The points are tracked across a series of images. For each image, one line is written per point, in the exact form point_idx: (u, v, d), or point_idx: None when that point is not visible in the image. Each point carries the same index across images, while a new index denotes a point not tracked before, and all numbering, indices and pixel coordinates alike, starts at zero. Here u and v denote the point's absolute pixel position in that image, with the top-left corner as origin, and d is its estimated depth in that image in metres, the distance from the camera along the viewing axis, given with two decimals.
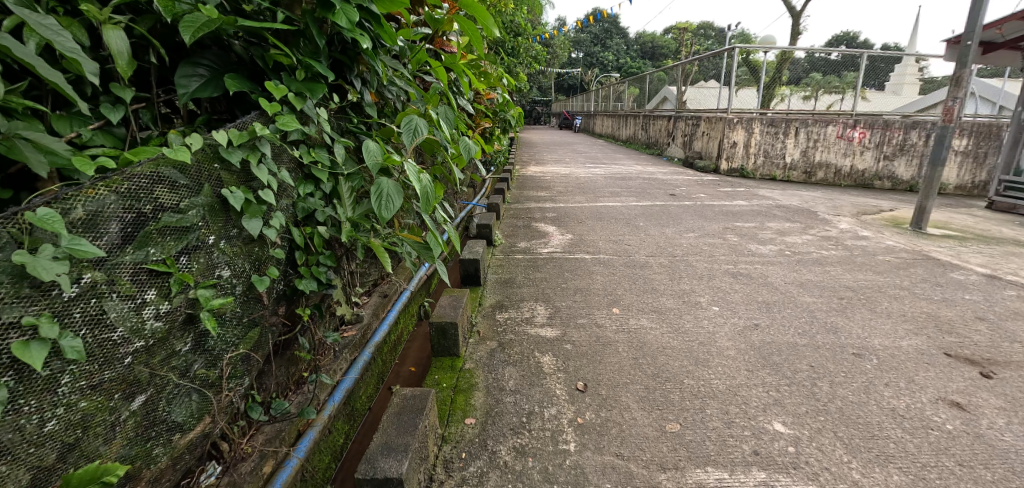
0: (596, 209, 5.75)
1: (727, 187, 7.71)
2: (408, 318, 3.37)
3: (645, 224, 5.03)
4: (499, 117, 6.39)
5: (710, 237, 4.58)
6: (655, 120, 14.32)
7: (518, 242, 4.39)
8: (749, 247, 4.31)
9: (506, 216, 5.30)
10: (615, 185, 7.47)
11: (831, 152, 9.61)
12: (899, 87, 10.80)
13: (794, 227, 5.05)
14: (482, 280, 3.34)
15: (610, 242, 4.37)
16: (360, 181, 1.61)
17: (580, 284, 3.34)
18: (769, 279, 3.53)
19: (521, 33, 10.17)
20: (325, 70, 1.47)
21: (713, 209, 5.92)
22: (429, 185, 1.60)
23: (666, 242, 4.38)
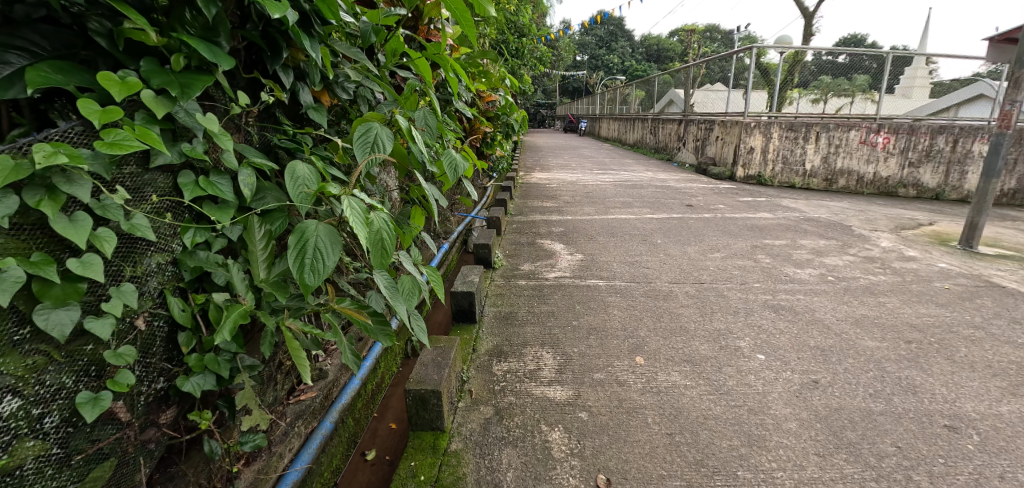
0: (607, 223, 5.20)
1: (747, 197, 7.14)
2: (390, 360, 2.85)
3: (663, 241, 4.49)
4: (502, 121, 5.88)
5: (739, 259, 4.04)
6: (664, 124, 13.76)
7: (521, 264, 3.85)
8: (785, 271, 3.77)
9: (507, 231, 4.77)
10: (626, 194, 6.92)
11: (854, 158, 9.05)
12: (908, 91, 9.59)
13: (831, 246, 4.49)
14: (478, 316, 2.82)
15: (626, 264, 3.83)
16: (284, 223, 1.12)
17: (594, 321, 2.81)
18: (817, 315, 2.98)
19: (525, 34, 9.67)
20: (216, 55, 0.97)
21: (737, 223, 5.36)
22: (387, 228, 1.09)
23: (690, 265, 3.84)
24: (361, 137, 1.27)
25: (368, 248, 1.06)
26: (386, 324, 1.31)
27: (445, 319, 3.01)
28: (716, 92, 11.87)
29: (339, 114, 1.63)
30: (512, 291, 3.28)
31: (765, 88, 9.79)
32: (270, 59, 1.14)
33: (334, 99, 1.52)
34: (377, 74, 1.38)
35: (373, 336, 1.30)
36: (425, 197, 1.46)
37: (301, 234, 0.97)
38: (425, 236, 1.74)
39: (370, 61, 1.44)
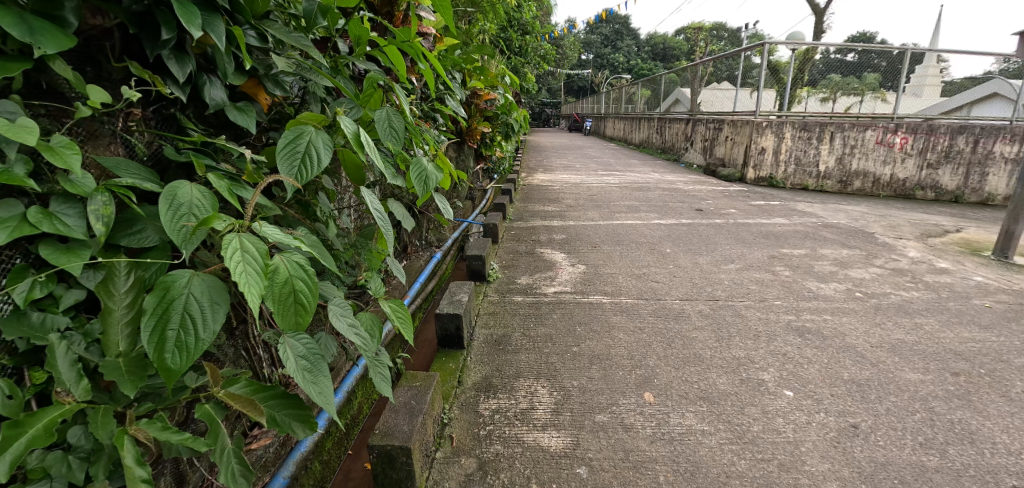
0: (612, 229, 4.88)
1: (760, 201, 6.78)
2: (368, 388, 2.56)
3: (672, 251, 4.16)
4: (501, 121, 5.58)
5: (755, 271, 3.71)
6: (670, 123, 13.39)
7: (517, 276, 3.55)
8: (807, 286, 3.44)
9: (505, 238, 4.48)
10: (631, 197, 6.59)
11: (869, 159, 8.68)
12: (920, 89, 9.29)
13: (855, 257, 4.15)
14: (466, 340, 2.53)
15: (633, 278, 3.51)
16: (158, 271, 0.98)
17: (597, 348, 2.50)
18: (848, 340, 2.65)
19: (528, 31, 9.35)
20: (29, 35, 0.78)
21: (750, 229, 5.03)
22: (288, 271, 0.90)
23: (703, 279, 3.52)
24: (284, 153, 0.96)
25: (274, 309, 0.86)
26: (299, 409, 1.14)
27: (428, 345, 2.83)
28: (725, 91, 11.50)
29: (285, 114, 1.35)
30: (507, 309, 2.98)
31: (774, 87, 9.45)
32: (149, 43, 0.92)
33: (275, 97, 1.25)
34: (323, 66, 1.12)
35: (285, 427, 1.12)
36: (379, 222, 1.17)
37: (167, 290, 0.87)
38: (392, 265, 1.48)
39: (316, 49, 1.17)
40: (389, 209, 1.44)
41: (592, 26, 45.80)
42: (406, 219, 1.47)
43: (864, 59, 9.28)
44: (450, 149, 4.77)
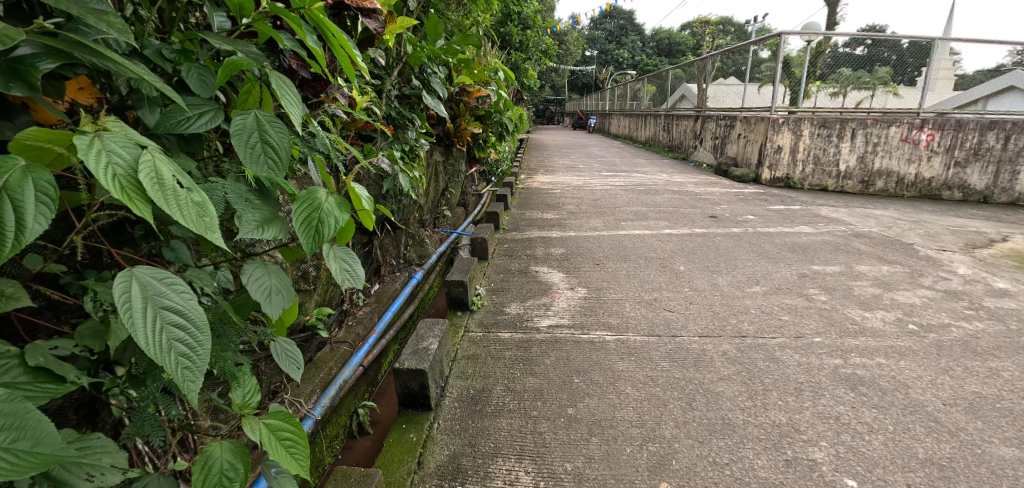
0: (618, 241, 4.37)
1: (779, 205, 6.23)
2: (326, 446, 2.19)
3: (687, 269, 3.64)
4: (496, 121, 5.05)
5: (785, 295, 3.19)
6: (678, 120, 12.79)
7: (506, 303, 3.04)
8: (848, 317, 2.91)
9: (496, 252, 3.98)
10: (638, 202, 6.05)
11: (893, 157, 8.08)
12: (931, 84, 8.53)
13: (898, 276, 3.61)
14: (435, 399, 2.03)
15: (642, 306, 2.98)
16: None
17: (598, 411, 1.98)
18: (913, 395, 2.17)
19: (529, 25, 8.81)
20: None
21: (773, 240, 4.51)
22: None
23: (726, 307, 2.99)
24: None
25: None
26: None
27: (382, 439, 2.42)
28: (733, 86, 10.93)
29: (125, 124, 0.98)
30: (490, 351, 2.46)
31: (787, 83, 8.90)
32: None
33: (95, 92, 0.90)
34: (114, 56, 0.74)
35: None
36: (161, 337, 0.81)
37: None
38: (281, 351, 1.32)
39: (119, 17, 0.79)
40: (246, 273, 1.08)
41: (597, 20, 45.02)
42: (275, 302, 1.11)
43: (873, 52, 8.73)
44: (435, 153, 4.27)
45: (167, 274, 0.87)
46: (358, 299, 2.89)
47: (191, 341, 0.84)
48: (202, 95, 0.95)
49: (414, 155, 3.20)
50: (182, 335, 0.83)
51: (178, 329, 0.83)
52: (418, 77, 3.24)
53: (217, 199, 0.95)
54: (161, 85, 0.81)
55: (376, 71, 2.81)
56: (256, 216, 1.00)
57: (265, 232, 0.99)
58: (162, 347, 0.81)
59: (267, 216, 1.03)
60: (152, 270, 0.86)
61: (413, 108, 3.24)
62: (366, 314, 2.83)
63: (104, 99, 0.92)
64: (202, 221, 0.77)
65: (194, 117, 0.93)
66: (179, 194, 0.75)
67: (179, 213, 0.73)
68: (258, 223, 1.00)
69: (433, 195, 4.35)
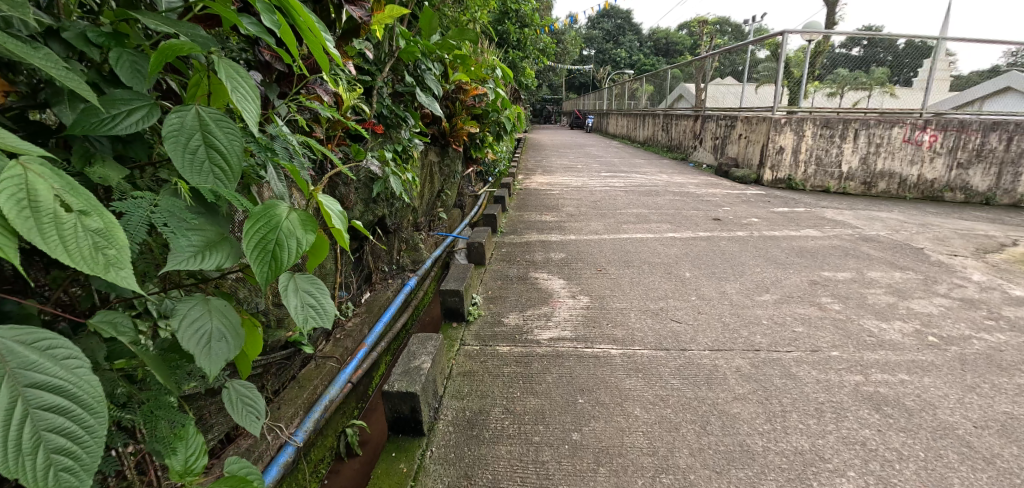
0: (620, 245, 4.21)
1: (783, 207, 6.08)
2: (310, 471, 2.02)
3: (693, 275, 3.49)
4: (493, 120, 4.88)
5: (796, 304, 3.04)
6: (677, 120, 12.63)
7: (504, 313, 2.87)
8: (865, 328, 2.76)
9: (494, 257, 3.82)
10: (639, 204, 5.89)
11: (896, 159, 7.96)
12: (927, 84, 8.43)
13: (912, 284, 3.46)
14: (428, 423, 1.87)
15: (648, 316, 2.82)
16: None
17: (605, 437, 1.82)
18: (941, 416, 2.03)
19: (527, 22, 8.64)
20: None
21: (779, 244, 4.36)
22: None
23: (737, 318, 2.83)
24: None
25: None
26: None
27: (373, 460, 2.25)
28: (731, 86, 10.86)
29: (39, 129, 0.89)
30: (488, 367, 2.30)
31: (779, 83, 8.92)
32: None
33: (8, 86, 0.85)
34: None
35: None
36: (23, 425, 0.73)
37: None
38: (237, 400, 1.22)
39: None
40: (177, 315, 0.98)
41: (595, 18, 44.80)
42: (212, 349, 1.00)
43: (869, 53, 8.54)
44: (431, 153, 4.11)
45: (39, 336, 0.78)
46: (347, 309, 2.72)
47: (75, 428, 0.78)
48: (133, 88, 0.90)
49: (409, 156, 3.04)
50: (62, 421, 0.77)
51: (55, 414, 0.76)
52: (413, 74, 3.08)
53: (139, 225, 0.89)
54: (59, 75, 0.76)
55: (366, 67, 2.66)
56: (199, 238, 0.97)
57: (208, 257, 0.96)
58: (25, 447, 0.73)
59: (210, 238, 0.99)
60: (19, 333, 0.76)
61: (406, 106, 3.08)
62: (357, 326, 2.66)
63: (25, 93, 0.87)
64: (101, 258, 0.76)
65: (120, 116, 0.88)
66: (64, 225, 0.73)
67: (63, 250, 0.72)
68: (199, 249, 0.95)
69: (428, 197, 4.19)
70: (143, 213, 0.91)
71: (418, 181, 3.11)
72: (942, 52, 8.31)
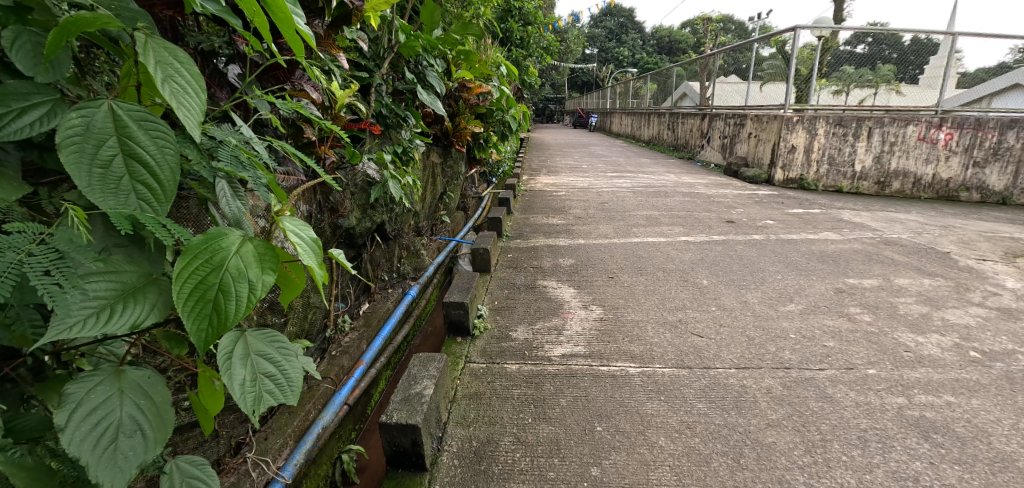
0: (631, 250, 4.02)
1: (798, 208, 5.87)
2: None
3: (710, 283, 3.29)
4: (497, 119, 4.69)
5: (824, 315, 2.85)
6: (682, 119, 12.40)
7: (512, 326, 2.68)
8: (901, 342, 2.57)
9: (500, 263, 3.64)
10: (648, 205, 5.69)
11: (910, 157, 7.74)
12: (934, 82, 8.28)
13: (944, 292, 3.26)
14: (431, 456, 1.69)
15: (665, 329, 2.63)
16: None
17: (628, 473, 1.64)
18: (998, 445, 1.83)
19: (530, 20, 8.43)
20: None
21: (799, 249, 4.16)
22: None
23: (762, 331, 2.64)
24: None
25: None
26: None
27: None
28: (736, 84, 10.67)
29: None
30: (496, 389, 2.11)
31: (780, 79, 8.87)
32: None
33: None
34: None
35: None
36: None
37: None
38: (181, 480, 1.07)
39: None
40: (66, 406, 0.82)
41: (598, 16, 44.49)
42: (120, 443, 0.86)
43: (874, 50, 8.36)
44: (433, 153, 3.93)
45: None
46: (344, 324, 2.55)
47: None
48: (33, 79, 0.80)
49: (409, 158, 2.87)
50: None
51: None
52: (413, 71, 2.91)
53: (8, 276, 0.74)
54: None
55: (362, 64, 2.50)
56: (109, 288, 0.84)
57: (119, 313, 0.84)
58: None
59: (126, 287, 0.87)
60: None
61: (407, 105, 2.90)
62: (354, 341, 2.49)
63: None
64: None
65: (11, 115, 0.77)
66: None
67: None
68: (104, 304, 0.83)
69: (430, 200, 4.01)
70: (13, 261, 0.75)
71: (420, 184, 2.95)
72: (950, 49, 8.01)
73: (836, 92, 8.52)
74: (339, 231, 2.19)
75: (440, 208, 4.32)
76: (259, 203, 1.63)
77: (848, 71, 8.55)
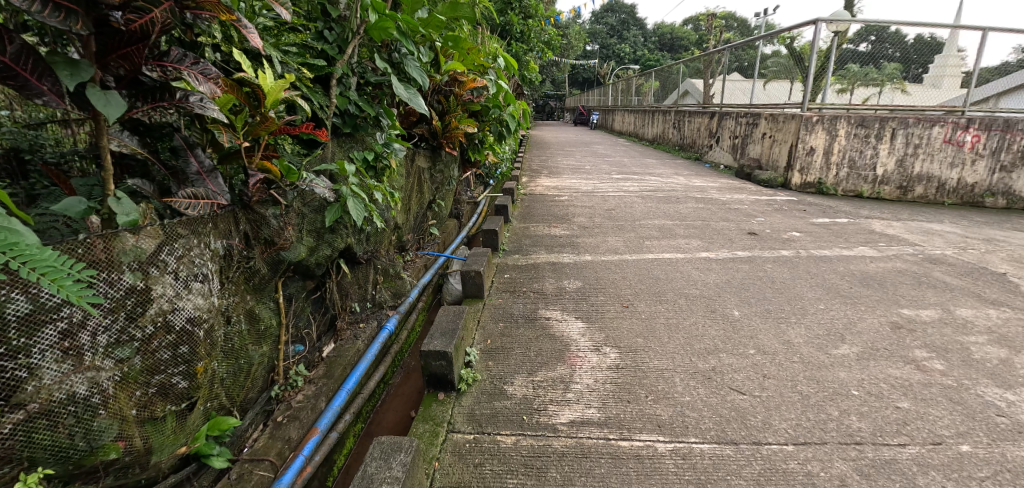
0: (645, 269, 3.50)
1: (823, 217, 5.36)
2: None
3: (743, 316, 2.78)
4: (494, 118, 4.17)
5: (887, 363, 2.36)
6: (688, 117, 11.84)
7: (508, 376, 2.17)
8: (989, 403, 2.08)
9: (494, 287, 3.12)
10: (660, 213, 5.17)
11: (935, 161, 7.23)
12: (939, 81, 7.73)
13: (1017, 328, 2.76)
14: None
15: (697, 381, 2.13)
16: None
17: None
18: None
19: (530, 13, 7.90)
20: None
21: (835, 269, 3.65)
22: None
23: (819, 387, 2.13)
24: None
25: None
26: None
27: None
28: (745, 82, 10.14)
29: None
30: (485, 478, 1.62)
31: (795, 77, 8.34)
32: None
33: None
34: None
35: None
36: None
37: None
38: None
39: None
40: None
41: (598, 13, 43.76)
42: None
43: (877, 49, 7.66)
44: (419, 157, 3.41)
45: None
46: (297, 376, 2.03)
47: None
48: None
49: (384, 167, 2.35)
50: None
51: None
52: (388, 60, 2.40)
53: None
54: None
55: (317, 49, 1.99)
56: None
57: None
58: None
59: None
60: None
61: (381, 101, 2.39)
62: (308, 400, 1.97)
63: None
64: None
65: None
66: None
67: None
68: None
69: (416, 211, 3.49)
70: None
71: (399, 197, 2.45)
72: (953, 48, 7.58)
73: (841, 90, 7.72)
74: (284, 266, 1.69)
75: (428, 218, 3.79)
76: (139, 244, 1.12)
77: (854, 70, 7.66)
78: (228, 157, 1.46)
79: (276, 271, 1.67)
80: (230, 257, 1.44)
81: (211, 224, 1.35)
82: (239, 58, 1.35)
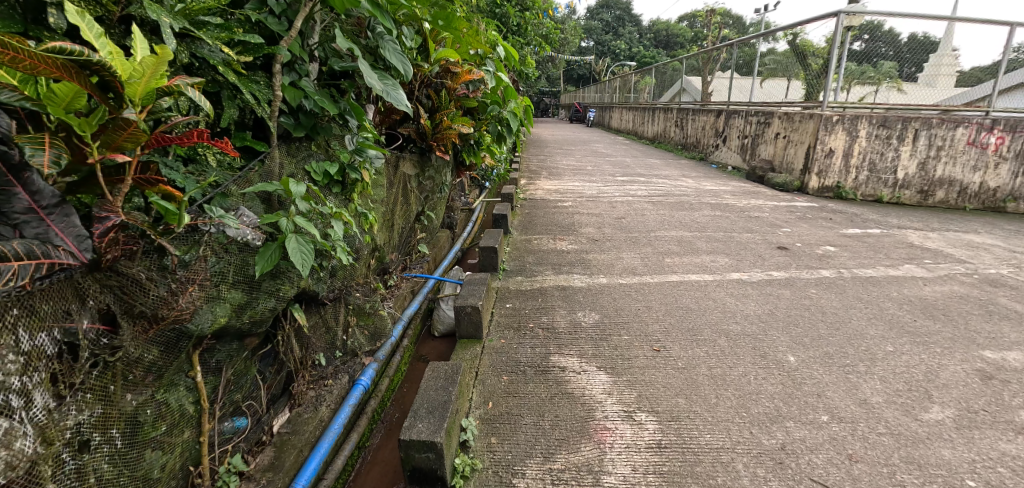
0: (670, 295, 2.96)
1: (853, 228, 4.86)
2: None
3: (801, 363, 2.27)
4: (492, 116, 3.62)
5: (995, 434, 1.87)
6: (689, 117, 11.35)
7: (518, 461, 1.63)
8: None
9: (495, 321, 2.58)
10: (676, 223, 4.65)
11: (958, 164, 6.75)
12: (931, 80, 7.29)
13: None
14: None
15: (767, 470, 1.62)
16: None
17: None
18: None
19: (527, 5, 7.41)
20: None
21: (888, 294, 3.14)
22: None
23: (924, 477, 1.65)
24: None
25: None
26: None
27: None
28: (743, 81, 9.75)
29: None
30: None
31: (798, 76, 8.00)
32: None
33: None
34: None
35: None
36: None
37: None
38: None
39: None
40: None
41: (593, 10, 43.21)
42: None
43: (871, 47, 6.99)
44: (404, 163, 2.86)
45: None
46: (229, 471, 1.51)
47: None
48: None
49: (353, 182, 1.82)
50: None
51: None
52: (361, 44, 1.86)
53: None
54: None
55: (252, 23, 1.44)
56: None
57: None
58: None
59: None
60: None
61: (348, 94, 1.84)
62: None
63: None
64: None
65: None
66: None
67: None
68: None
69: (401, 226, 2.93)
70: None
71: (373, 219, 1.93)
72: (946, 47, 7.20)
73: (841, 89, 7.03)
74: (189, 342, 1.19)
75: (414, 233, 3.24)
76: None
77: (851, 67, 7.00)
78: (80, 184, 0.97)
79: (174, 352, 1.17)
80: (67, 356, 0.96)
81: (18, 310, 0.86)
82: (76, 21, 0.87)
